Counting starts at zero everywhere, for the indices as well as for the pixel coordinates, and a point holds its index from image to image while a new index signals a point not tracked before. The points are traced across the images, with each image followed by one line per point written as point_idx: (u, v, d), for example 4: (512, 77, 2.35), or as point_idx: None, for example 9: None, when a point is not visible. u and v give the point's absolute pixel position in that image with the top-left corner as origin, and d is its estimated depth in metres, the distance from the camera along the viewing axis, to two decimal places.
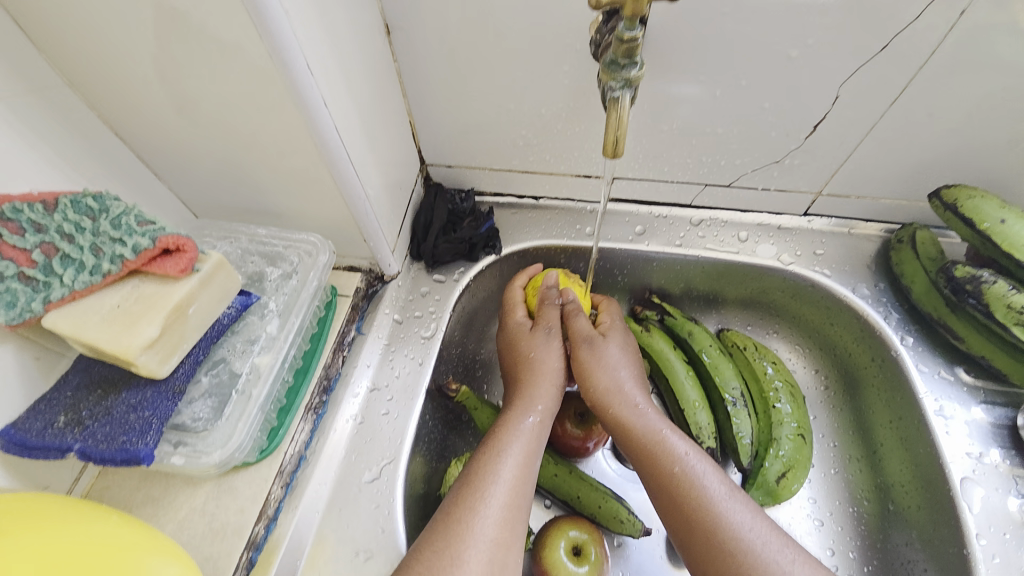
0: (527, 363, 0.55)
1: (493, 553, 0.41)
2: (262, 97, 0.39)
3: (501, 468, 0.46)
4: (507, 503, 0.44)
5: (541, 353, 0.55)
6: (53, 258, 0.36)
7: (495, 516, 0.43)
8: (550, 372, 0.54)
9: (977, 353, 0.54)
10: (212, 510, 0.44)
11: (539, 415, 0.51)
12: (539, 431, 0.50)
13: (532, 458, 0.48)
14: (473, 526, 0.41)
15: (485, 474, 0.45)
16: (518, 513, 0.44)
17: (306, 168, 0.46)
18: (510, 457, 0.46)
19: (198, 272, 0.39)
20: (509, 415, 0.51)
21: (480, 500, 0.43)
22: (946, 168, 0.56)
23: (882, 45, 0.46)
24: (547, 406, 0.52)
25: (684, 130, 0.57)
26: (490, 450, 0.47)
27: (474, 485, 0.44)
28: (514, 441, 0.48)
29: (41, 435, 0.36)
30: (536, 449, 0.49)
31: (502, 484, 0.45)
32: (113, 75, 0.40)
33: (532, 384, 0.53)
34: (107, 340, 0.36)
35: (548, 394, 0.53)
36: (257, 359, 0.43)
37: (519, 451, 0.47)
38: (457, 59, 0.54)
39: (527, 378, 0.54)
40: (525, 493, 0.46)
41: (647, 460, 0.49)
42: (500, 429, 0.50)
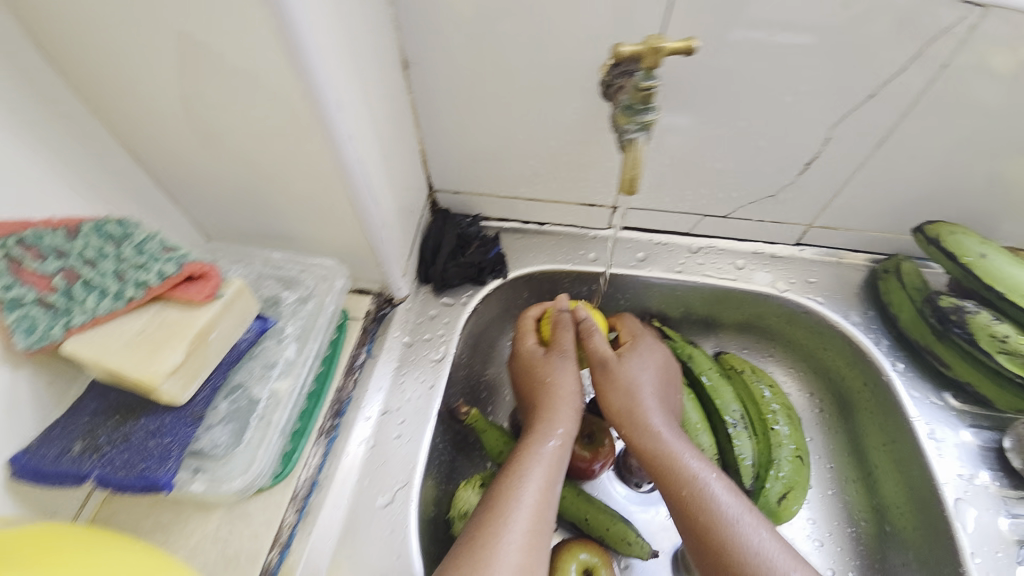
0: (545, 387, 0.57)
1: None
2: (291, 129, 0.40)
3: (523, 494, 0.47)
4: (529, 528, 0.46)
5: (559, 377, 0.57)
6: (74, 284, 0.35)
7: (518, 541, 0.45)
8: (569, 398, 0.56)
9: (963, 379, 0.56)
10: (225, 536, 0.44)
11: (560, 438, 0.53)
12: (560, 454, 0.52)
13: (552, 482, 0.50)
14: (498, 552, 0.43)
15: (507, 500, 0.47)
16: (540, 537, 0.46)
17: (327, 195, 0.47)
18: (531, 483, 0.48)
19: (221, 298, 0.40)
20: (529, 439, 0.53)
21: (505, 526, 0.45)
22: (927, 204, 0.60)
23: (868, 93, 0.50)
24: (568, 429, 0.54)
25: (685, 163, 0.60)
26: (511, 475, 0.49)
27: (497, 510, 0.46)
28: (536, 466, 0.50)
29: (56, 462, 0.36)
30: (556, 473, 0.50)
31: (524, 510, 0.46)
32: (141, 104, 0.41)
33: (551, 409, 0.55)
34: (131, 366, 0.35)
35: (568, 417, 0.55)
36: (276, 384, 0.43)
37: (540, 476, 0.49)
38: (471, 92, 0.56)
39: (546, 401, 0.56)
40: (547, 517, 0.48)
41: (664, 480, 0.51)
42: (519, 454, 0.51)
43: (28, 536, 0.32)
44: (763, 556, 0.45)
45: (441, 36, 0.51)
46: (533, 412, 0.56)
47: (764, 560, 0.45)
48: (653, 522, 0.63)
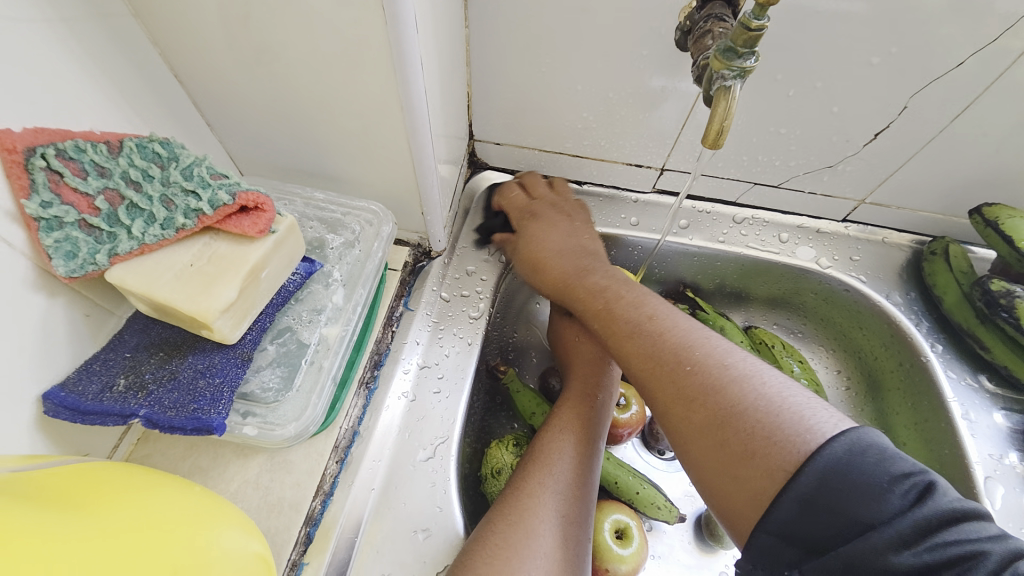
0: (568, 349, 0.57)
1: (564, 529, 0.41)
2: (353, 49, 0.36)
3: (568, 445, 0.46)
4: (575, 480, 0.44)
5: (574, 336, 0.57)
6: (118, 207, 0.33)
7: (564, 491, 0.43)
8: (598, 351, 0.55)
9: (1001, 363, 0.57)
10: (266, 483, 0.42)
11: (600, 392, 0.52)
12: (602, 406, 0.51)
13: (595, 434, 0.49)
14: (545, 501, 0.42)
15: (549, 451, 0.46)
16: (585, 491, 0.45)
17: (381, 131, 0.43)
18: (575, 435, 0.47)
19: (274, 234, 0.37)
20: (568, 394, 0.52)
21: (548, 476, 0.44)
22: (989, 187, 0.58)
23: (962, 61, 0.47)
24: (606, 382, 0.53)
25: (749, 126, 0.57)
26: (555, 428, 0.48)
27: (542, 460, 0.45)
28: (579, 417, 0.49)
29: (98, 399, 0.34)
30: (602, 427, 0.50)
31: (569, 460, 0.45)
32: (184, 10, 0.36)
33: (589, 369, 0.54)
34: (183, 300, 0.33)
35: (604, 370, 0.54)
36: (325, 330, 0.41)
37: (584, 429, 0.48)
38: (533, 31, 0.51)
39: (577, 360, 0.56)
40: (594, 471, 0.47)
41: (628, 333, 0.47)
42: (562, 408, 0.51)
43: (80, 474, 0.30)
44: (720, 366, 0.40)
45: None
46: (569, 372, 0.56)
47: (721, 368, 0.39)
48: (676, 487, 0.64)
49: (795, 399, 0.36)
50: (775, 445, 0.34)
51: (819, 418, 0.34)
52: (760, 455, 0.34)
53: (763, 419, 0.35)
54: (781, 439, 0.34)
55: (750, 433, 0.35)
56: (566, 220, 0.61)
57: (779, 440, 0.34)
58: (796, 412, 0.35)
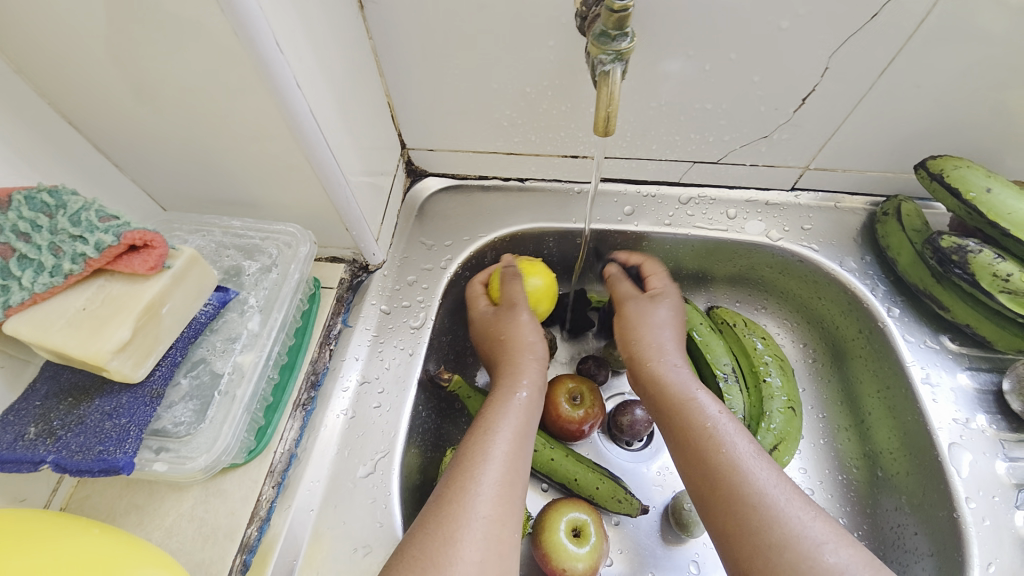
0: (506, 345, 0.55)
1: (490, 530, 0.40)
2: (229, 76, 0.36)
3: (492, 446, 0.45)
4: (501, 480, 0.43)
5: (512, 332, 0.56)
6: (9, 260, 0.33)
7: (489, 493, 0.42)
8: (529, 347, 0.55)
9: (963, 321, 0.55)
10: (201, 514, 0.43)
11: (528, 389, 0.51)
12: (530, 403, 0.51)
13: (523, 433, 0.47)
14: (466, 505, 0.41)
15: (474, 454, 0.45)
16: (514, 490, 0.43)
17: (281, 153, 0.43)
18: (501, 436, 0.46)
19: (168, 269, 0.37)
20: (499, 392, 0.51)
21: (472, 479, 0.43)
22: (934, 138, 0.56)
23: (871, 14, 0.45)
24: (536, 378, 0.53)
25: (674, 106, 0.55)
26: (481, 430, 0.47)
27: (467, 464, 0.44)
28: (506, 417, 0.48)
29: (11, 448, 0.34)
30: (527, 425, 0.49)
31: (495, 461, 0.44)
32: (58, 58, 0.37)
33: (515, 362, 0.54)
34: (74, 345, 0.34)
35: (532, 369, 0.54)
36: (239, 358, 0.41)
37: (509, 428, 0.47)
38: (435, 33, 0.51)
39: (512, 358, 0.54)
40: (522, 468, 0.45)
41: (673, 411, 0.50)
42: (488, 409, 0.49)
43: None
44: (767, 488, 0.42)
45: None
46: (498, 372, 0.55)
47: (772, 492, 0.42)
48: (646, 478, 0.63)
49: (802, 509, 0.41)
50: (788, 546, 0.39)
51: (820, 534, 0.39)
52: (772, 557, 0.39)
53: (786, 522, 0.40)
54: (800, 544, 0.39)
55: (765, 530, 0.40)
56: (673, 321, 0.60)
57: (797, 548, 0.39)
58: (803, 522, 0.40)
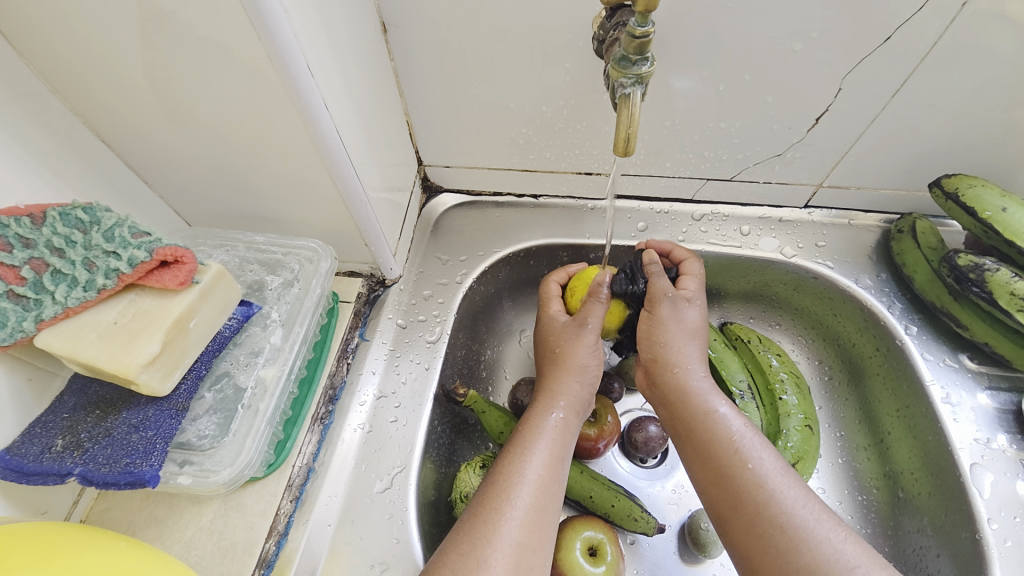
0: (557, 356, 0.53)
1: (519, 557, 0.40)
2: (260, 98, 0.38)
3: (526, 468, 0.45)
4: (532, 506, 0.43)
5: (569, 347, 0.52)
6: (43, 275, 0.34)
7: (520, 517, 0.42)
8: (580, 369, 0.52)
9: (981, 340, 0.54)
10: (220, 528, 0.43)
11: (564, 410, 0.50)
12: (566, 425, 0.49)
13: (558, 455, 0.47)
14: (500, 528, 0.41)
15: (508, 475, 0.44)
16: (545, 516, 0.43)
17: (306, 172, 0.44)
18: (534, 458, 0.46)
19: (197, 284, 0.38)
20: (535, 409, 0.50)
21: (505, 502, 0.43)
22: (948, 158, 0.56)
23: (884, 38, 0.46)
24: (575, 398, 0.51)
25: (687, 125, 0.56)
26: (515, 450, 0.47)
27: (501, 484, 0.44)
28: (541, 437, 0.47)
29: (38, 460, 0.35)
30: (562, 448, 0.48)
31: (528, 485, 0.44)
32: (97, 80, 0.38)
33: (555, 374, 0.52)
34: (104, 359, 0.34)
35: (572, 388, 0.51)
36: (262, 371, 0.42)
37: (544, 450, 0.47)
38: (456, 56, 0.52)
39: (556, 371, 0.52)
40: (555, 494, 0.45)
41: (694, 425, 0.48)
42: (523, 427, 0.49)
43: (19, 530, 0.32)
44: (790, 508, 0.41)
45: None
46: (541, 382, 0.53)
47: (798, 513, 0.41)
48: (660, 496, 0.62)
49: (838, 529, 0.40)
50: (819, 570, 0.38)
51: (853, 558, 0.39)
52: None
53: (816, 544, 0.39)
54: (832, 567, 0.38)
55: (795, 550, 0.40)
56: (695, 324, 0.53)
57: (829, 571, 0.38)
58: (835, 542, 0.40)
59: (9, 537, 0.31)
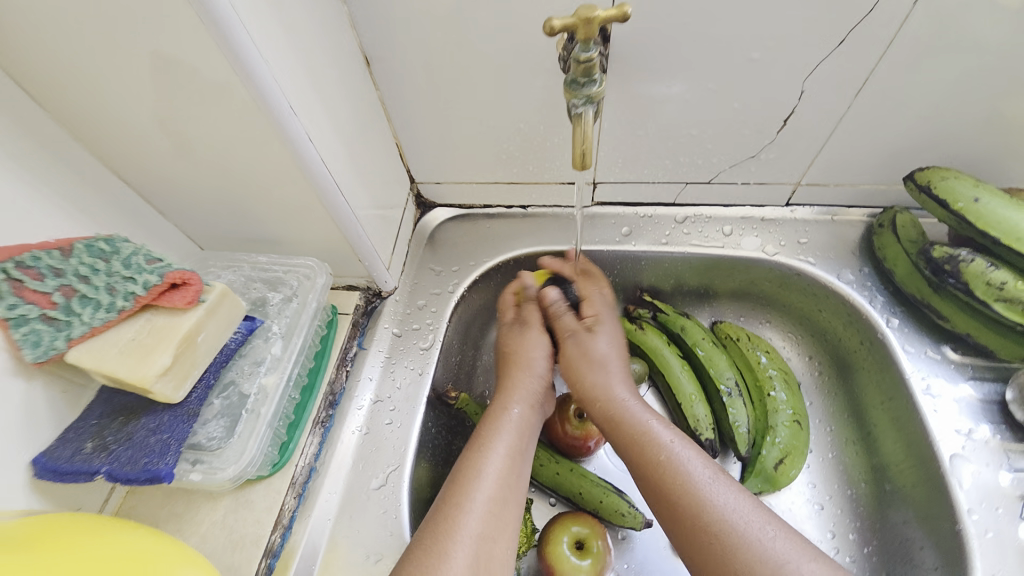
0: (512, 357, 0.59)
1: (480, 547, 0.43)
2: (253, 137, 0.43)
3: (485, 463, 0.48)
4: (492, 497, 0.46)
5: (518, 346, 0.60)
6: (72, 299, 0.39)
7: (480, 510, 0.45)
8: (530, 364, 0.58)
9: (963, 331, 0.54)
10: (231, 522, 0.47)
11: (520, 406, 0.54)
12: (524, 420, 0.53)
13: (518, 448, 0.51)
14: (459, 521, 0.44)
15: (467, 472, 0.47)
16: (504, 506, 0.46)
17: (300, 198, 0.49)
18: (494, 453, 0.49)
19: (204, 303, 0.43)
20: (494, 409, 0.54)
21: (466, 497, 0.46)
22: (922, 151, 0.57)
23: (839, 41, 0.48)
24: (529, 394, 0.56)
25: (659, 133, 0.59)
26: (475, 448, 0.50)
27: (459, 482, 0.47)
28: (499, 434, 0.51)
29: (71, 461, 0.40)
30: (520, 443, 0.52)
31: (487, 478, 0.47)
32: (117, 130, 0.44)
33: (512, 378, 0.57)
34: (125, 371, 0.39)
35: (528, 386, 0.57)
36: (264, 380, 0.46)
37: (503, 445, 0.50)
38: (435, 82, 0.56)
39: (511, 376, 0.57)
40: (514, 486, 0.48)
41: (632, 446, 0.50)
42: (485, 425, 0.52)
43: (64, 519, 0.37)
44: (722, 510, 0.44)
45: (397, 31, 0.52)
46: (498, 387, 0.58)
47: (730, 516, 0.43)
48: None
49: (768, 527, 0.43)
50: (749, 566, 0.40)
51: (783, 551, 0.41)
52: None
53: (749, 543, 0.41)
54: (763, 563, 0.40)
55: (729, 551, 0.42)
56: (597, 351, 0.58)
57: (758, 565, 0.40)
58: (766, 539, 0.42)
59: (54, 524, 0.36)
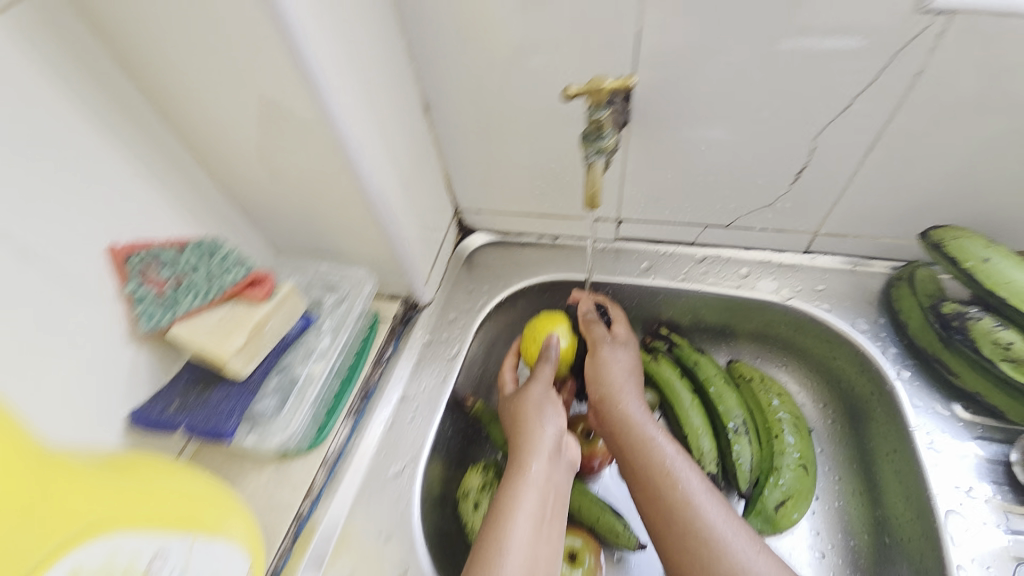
0: (522, 412, 0.59)
1: None
2: (328, 169, 0.53)
3: (510, 535, 0.48)
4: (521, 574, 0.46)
5: (529, 403, 0.59)
6: (180, 286, 0.51)
7: None
8: (545, 417, 0.58)
9: (973, 389, 0.55)
10: (272, 486, 0.55)
11: (540, 465, 0.54)
12: (545, 480, 0.53)
13: (541, 514, 0.51)
14: None
15: (493, 546, 0.48)
16: None
17: (359, 220, 0.59)
18: (518, 524, 0.49)
19: (274, 298, 0.53)
20: (513, 468, 0.54)
21: (495, 570, 0.46)
22: (939, 209, 0.59)
23: (843, 106, 0.53)
24: (546, 450, 0.55)
25: (678, 180, 0.64)
26: (498, 517, 0.50)
27: (485, 552, 0.47)
28: (522, 501, 0.51)
29: (159, 415, 0.50)
30: (541, 506, 0.52)
31: (514, 553, 0.47)
32: (227, 160, 0.55)
33: (525, 433, 0.57)
34: (211, 344, 0.49)
35: (544, 440, 0.56)
36: (312, 366, 0.56)
37: (527, 511, 0.50)
38: (480, 127, 0.65)
39: (525, 432, 0.57)
40: (542, 557, 0.49)
41: (632, 454, 0.54)
42: (506, 489, 0.52)
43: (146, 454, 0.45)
44: (711, 525, 0.48)
45: (451, 86, 0.61)
46: (510, 442, 0.57)
47: (718, 530, 0.47)
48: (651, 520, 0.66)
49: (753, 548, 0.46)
50: None
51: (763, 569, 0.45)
52: None
53: (733, 555, 0.46)
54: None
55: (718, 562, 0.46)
56: (626, 363, 0.62)
57: None
58: (750, 556, 0.46)
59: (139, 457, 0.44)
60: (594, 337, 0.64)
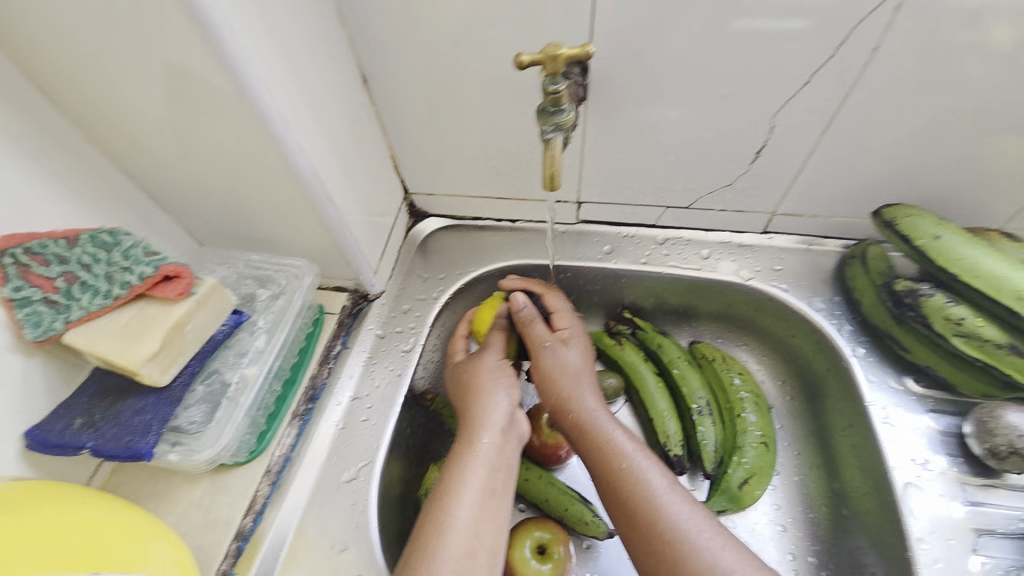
0: (474, 382, 0.56)
1: None
2: (250, 147, 0.46)
3: (451, 518, 0.45)
4: (460, 556, 0.43)
5: (480, 371, 0.57)
6: (74, 285, 0.43)
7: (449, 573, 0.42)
8: (495, 387, 0.56)
9: (924, 363, 0.57)
10: (207, 504, 0.50)
11: (490, 438, 0.51)
12: (495, 454, 0.50)
13: (490, 492, 0.48)
14: None
15: (432, 531, 0.45)
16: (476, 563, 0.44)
17: (292, 204, 0.52)
18: (460, 503, 0.46)
19: (194, 295, 0.46)
20: (461, 445, 0.51)
21: (433, 555, 0.43)
22: (890, 187, 0.59)
23: (803, 82, 0.51)
24: (498, 423, 0.53)
25: (638, 159, 0.62)
26: (439, 498, 0.47)
27: (424, 538, 0.44)
28: (468, 479, 0.48)
29: (61, 435, 0.43)
30: (489, 483, 0.49)
31: (455, 535, 0.44)
32: (127, 135, 0.47)
33: (477, 407, 0.54)
34: (116, 353, 0.42)
35: (497, 415, 0.53)
36: (246, 370, 0.50)
37: (472, 489, 0.47)
38: (427, 101, 0.60)
39: (477, 406, 0.54)
40: (488, 536, 0.46)
41: (597, 445, 0.53)
42: (452, 467, 0.49)
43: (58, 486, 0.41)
44: (675, 520, 0.46)
45: (391, 53, 0.55)
46: (462, 418, 0.55)
47: (682, 525, 0.46)
48: None
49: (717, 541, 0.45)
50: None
51: (730, 564, 0.43)
52: None
53: (698, 553, 0.44)
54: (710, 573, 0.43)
55: (682, 560, 0.44)
56: (587, 346, 0.61)
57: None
58: (715, 550, 0.44)
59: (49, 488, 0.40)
60: (555, 318, 0.63)
